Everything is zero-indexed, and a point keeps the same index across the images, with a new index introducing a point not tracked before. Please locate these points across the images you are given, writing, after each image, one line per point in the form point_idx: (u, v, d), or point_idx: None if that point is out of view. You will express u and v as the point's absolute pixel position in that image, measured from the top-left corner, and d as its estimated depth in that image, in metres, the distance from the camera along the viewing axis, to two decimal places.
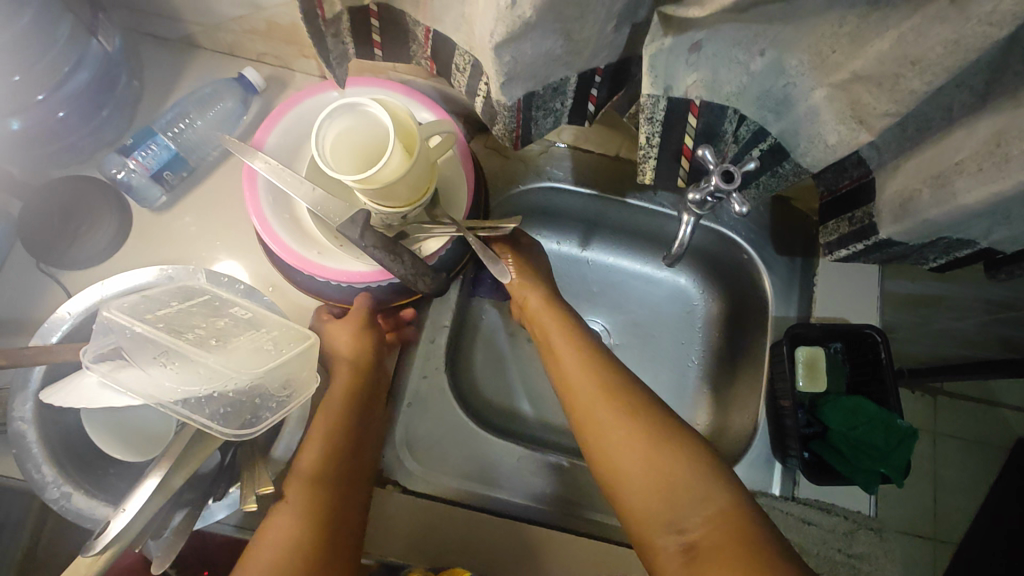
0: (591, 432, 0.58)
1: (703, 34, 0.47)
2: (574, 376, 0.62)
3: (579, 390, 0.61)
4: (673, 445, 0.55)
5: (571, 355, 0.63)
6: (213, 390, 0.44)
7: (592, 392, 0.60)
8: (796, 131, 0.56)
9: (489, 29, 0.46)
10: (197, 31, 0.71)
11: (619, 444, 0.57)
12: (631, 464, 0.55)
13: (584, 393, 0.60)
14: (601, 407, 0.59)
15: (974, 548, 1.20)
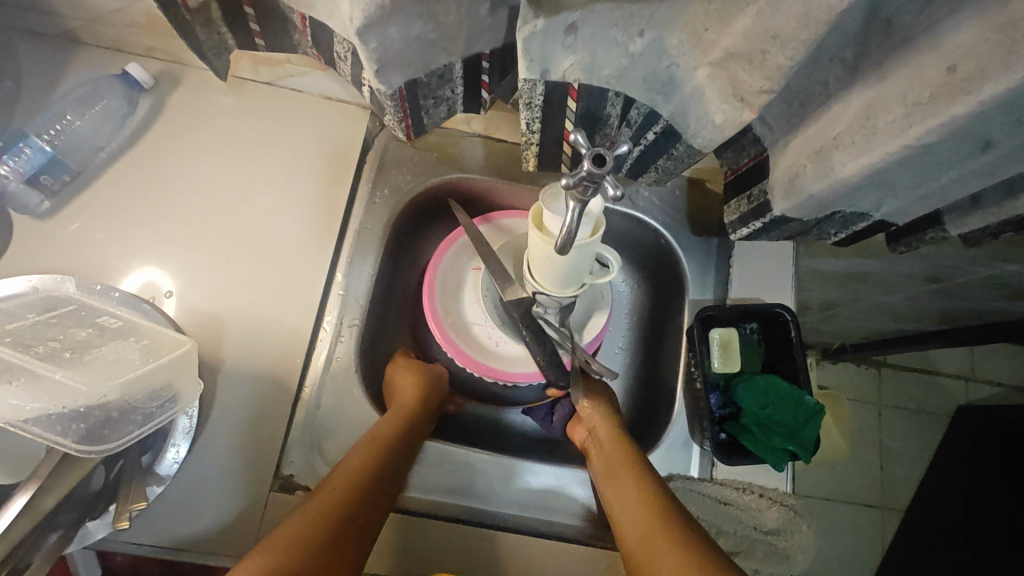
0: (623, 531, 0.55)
1: (577, 16, 0.46)
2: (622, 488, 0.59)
3: (624, 501, 0.58)
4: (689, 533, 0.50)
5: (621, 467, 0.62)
6: (66, 407, 0.41)
7: (633, 499, 0.57)
8: (685, 112, 0.55)
9: (349, 14, 0.44)
10: (77, 25, 0.67)
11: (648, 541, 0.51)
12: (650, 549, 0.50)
13: (627, 501, 0.57)
14: (639, 505, 0.56)
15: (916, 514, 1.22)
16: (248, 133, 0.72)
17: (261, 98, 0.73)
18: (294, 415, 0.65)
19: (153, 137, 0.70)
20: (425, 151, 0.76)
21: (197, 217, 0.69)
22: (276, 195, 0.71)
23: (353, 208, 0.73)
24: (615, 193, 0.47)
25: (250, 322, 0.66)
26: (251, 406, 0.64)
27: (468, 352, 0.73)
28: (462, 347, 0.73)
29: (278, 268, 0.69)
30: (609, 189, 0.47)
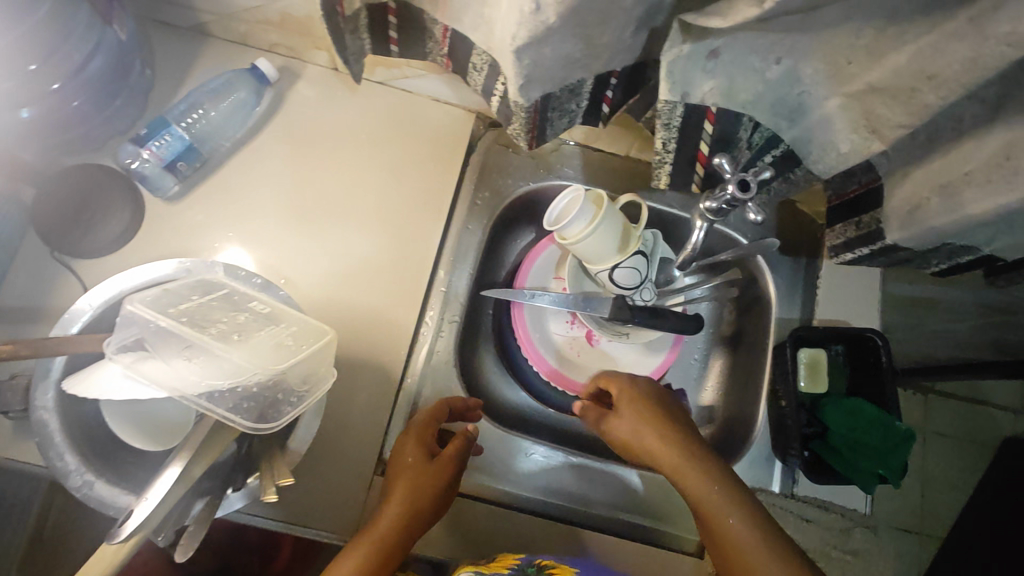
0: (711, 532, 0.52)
1: (720, 43, 0.48)
2: (689, 482, 0.54)
3: (698, 499, 0.53)
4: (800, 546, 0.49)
5: (672, 461, 0.56)
6: (235, 385, 0.45)
7: (703, 504, 0.53)
8: (808, 139, 0.57)
9: (512, 32, 0.46)
10: (210, 20, 0.71)
11: (751, 545, 0.49)
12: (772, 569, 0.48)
13: (703, 503, 0.53)
14: (714, 502, 0.52)
15: None
16: (359, 131, 0.75)
17: (373, 97, 0.76)
18: (397, 403, 0.68)
19: (272, 129, 0.73)
20: (525, 156, 0.78)
21: (311, 210, 0.72)
22: (384, 188, 0.74)
23: (455, 208, 0.76)
24: (758, 217, 0.52)
25: (358, 313, 0.70)
26: (357, 392, 0.67)
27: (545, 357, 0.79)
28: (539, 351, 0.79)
29: (385, 262, 0.72)
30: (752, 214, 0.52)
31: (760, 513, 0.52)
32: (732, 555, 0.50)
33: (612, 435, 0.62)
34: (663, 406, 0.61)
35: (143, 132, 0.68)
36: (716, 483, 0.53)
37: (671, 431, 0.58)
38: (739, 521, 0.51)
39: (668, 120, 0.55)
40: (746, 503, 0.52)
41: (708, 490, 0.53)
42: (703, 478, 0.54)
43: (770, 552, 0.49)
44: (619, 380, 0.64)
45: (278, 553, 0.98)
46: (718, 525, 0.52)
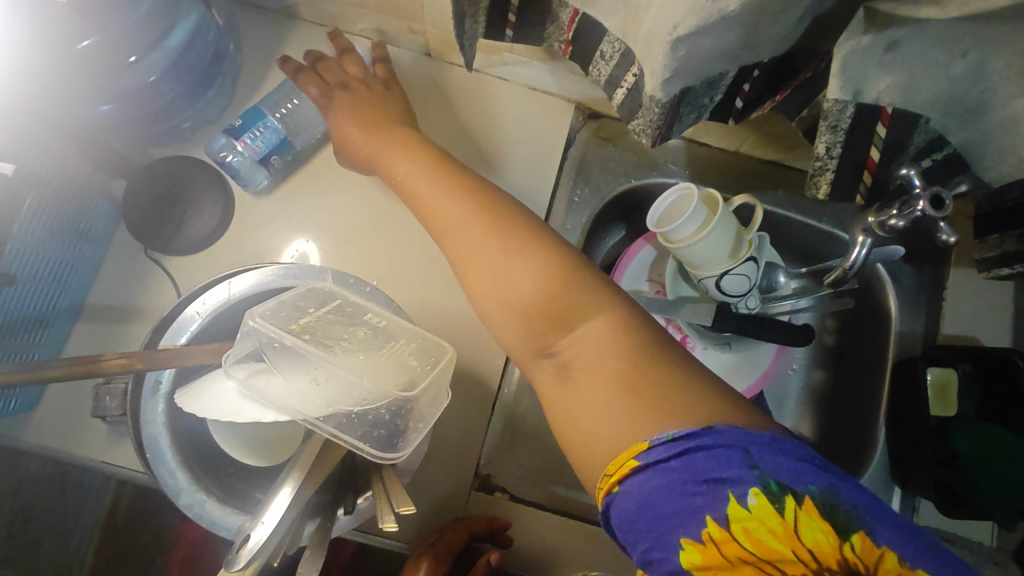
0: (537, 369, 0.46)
1: (904, 32, 0.42)
2: (513, 271, 0.47)
3: (534, 294, 0.46)
4: (644, 369, 0.41)
5: (518, 228, 0.49)
6: (361, 410, 0.42)
7: (548, 301, 0.45)
8: (983, 142, 0.50)
9: (673, 20, 0.41)
10: (301, 2, 0.66)
11: (614, 404, 0.40)
12: (600, 414, 0.41)
13: (526, 291, 0.46)
14: (596, 339, 0.44)
15: None
16: (452, 122, 0.71)
17: (465, 87, 0.71)
18: (494, 414, 0.64)
19: None
20: (627, 152, 0.72)
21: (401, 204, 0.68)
22: None
23: (552, 207, 0.71)
24: (954, 239, 0.54)
25: (452, 318, 0.65)
26: (451, 403, 0.64)
27: None
28: None
29: None
30: (947, 235, 0.54)
31: (626, 319, 0.45)
32: (637, 388, 0.41)
33: (443, 246, 0.52)
34: (498, 203, 0.51)
35: (237, 122, 0.64)
36: (609, 307, 0.45)
37: (518, 260, 0.47)
38: (593, 326, 0.44)
39: (839, 122, 0.49)
40: (614, 309, 0.45)
41: (541, 281, 0.46)
42: (518, 256, 0.47)
43: (657, 371, 0.41)
44: (457, 175, 0.54)
45: (343, 550, 0.97)
46: (583, 354, 0.44)
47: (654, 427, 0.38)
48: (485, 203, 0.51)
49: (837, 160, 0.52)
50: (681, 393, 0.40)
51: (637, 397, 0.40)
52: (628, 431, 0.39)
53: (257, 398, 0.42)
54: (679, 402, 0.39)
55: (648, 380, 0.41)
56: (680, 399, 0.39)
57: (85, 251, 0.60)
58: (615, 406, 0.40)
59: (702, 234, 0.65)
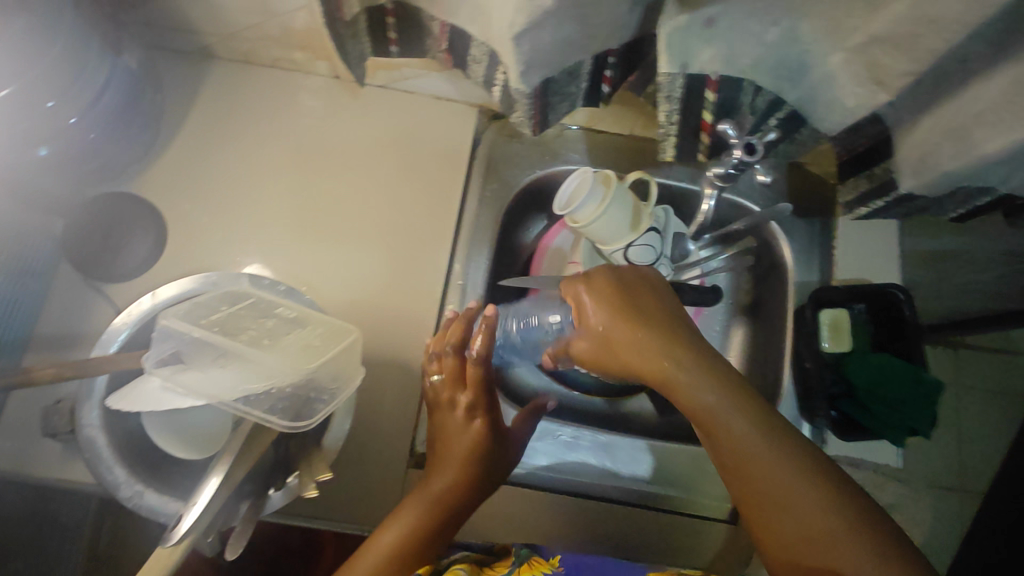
0: (733, 471, 0.44)
1: (717, 10, 0.48)
2: (683, 386, 0.46)
3: (716, 413, 0.44)
4: (803, 463, 0.43)
5: (667, 327, 0.49)
6: (270, 386, 0.46)
7: (732, 428, 0.44)
8: (813, 98, 0.57)
9: (509, 20, 0.47)
10: (214, 41, 0.72)
11: (794, 533, 0.41)
12: (779, 477, 0.42)
13: (701, 394, 0.45)
14: (740, 434, 0.44)
15: None
16: (365, 135, 0.77)
17: (376, 102, 0.78)
18: (425, 396, 0.70)
19: (281, 143, 0.75)
20: (531, 144, 0.78)
21: (323, 217, 0.74)
22: (372, 173, 0.76)
23: (466, 202, 0.76)
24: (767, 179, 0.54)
25: (379, 312, 0.71)
26: (386, 390, 0.69)
27: None
28: None
29: (389, 241, 0.74)
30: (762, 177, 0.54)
31: (810, 449, 0.44)
32: (808, 542, 0.41)
33: (597, 356, 0.52)
34: (656, 309, 0.51)
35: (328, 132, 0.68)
36: (773, 440, 0.43)
37: (653, 334, 0.48)
38: (762, 447, 0.43)
39: (671, 92, 0.56)
40: (799, 443, 0.44)
41: (722, 401, 0.44)
42: (688, 361, 0.46)
43: (806, 488, 0.42)
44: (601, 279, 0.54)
45: (321, 556, 1.00)
46: (780, 487, 0.42)
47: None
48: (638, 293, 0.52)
49: (675, 127, 0.60)
50: (856, 543, 0.40)
51: (800, 534, 0.41)
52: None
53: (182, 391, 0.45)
54: (835, 542, 0.40)
55: (851, 518, 0.41)
56: (889, 561, 0.39)
57: (28, 288, 0.64)
58: (840, 575, 0.39)
59: (599, 213, 0.70)
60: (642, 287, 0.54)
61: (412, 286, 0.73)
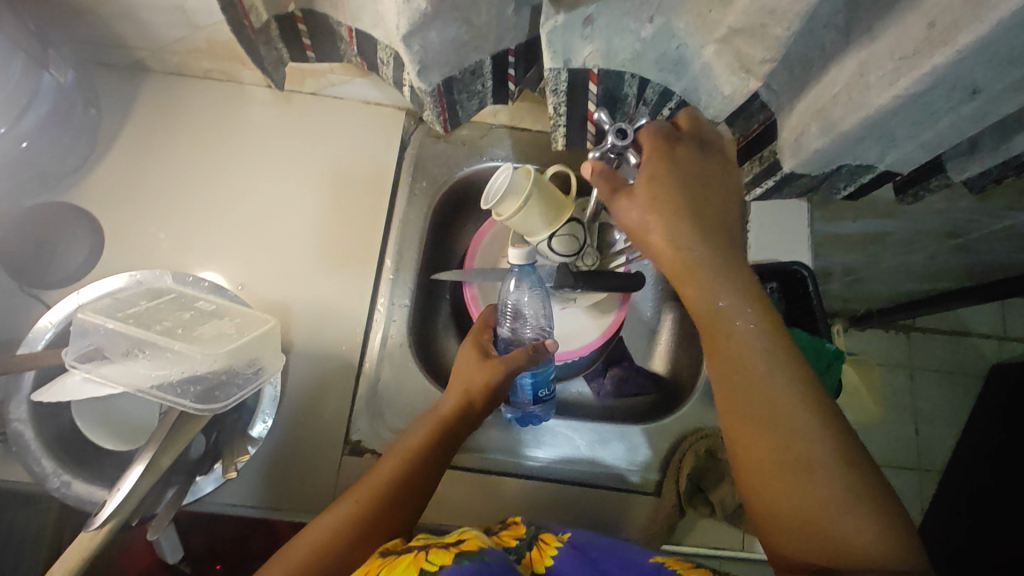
0: (740, 379, 0.52)
1: (593, 9, 0.52)
2: (727, 308, 0.54)
3: (740, 327, 0.53)
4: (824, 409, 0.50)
5: (718, 217, 0.58)
6: (182, 371, 0.49)
7: (750, 340, 0.53)
8: (696, 87, 0.61)
9: (396, 22, 0.51)
10: (146, 55, 0.76)
11: (766, 434, 0.50)
12: (773, 405, 0.50)
13: (714, 290, 0.54)
14: (772, 368, 0.51)
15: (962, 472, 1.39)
16: (298, 141, 0.80)
17: (308, 109, 0.81)
18: (359, 386, 0.73)
19: (216, 151, 0.79)
20: (458, 144, 0.82)
21: (257, 219, 0.77)
22: (304, 176, 0.79)
23: (396, 201, 0.80)
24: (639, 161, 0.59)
25: (314, 306, 0.74)
26: (322, 381, 0.72)
27: None
28: None
29: (321, 238, 0.77)
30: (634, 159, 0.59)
31: (807, 374, 0.51)
32: (762, 417, 0.50)
33: (631, 215, 0.59)
34: (705, 187, 0.58)
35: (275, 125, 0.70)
36: (781, 365, 0.51)
37: (716, 265, 0.55)
38: (775, 374, 0.51)
39: (556, 87, 0.61)
40: (802, 365, 0.52)
41: (756, 323, 0.53)
42: (712, 276, 0.55)
43: (807, 420, 0.49)
44: (676, 146, 0.58)
45: None
46: (764, 382, 0.51)
47: (811, 479, 0.48)
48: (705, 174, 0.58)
49: (564, 118, 0.66)
50: (820, 450, 0.48)
51: (769, 421, 0.50)
52: (765, 465, 0.50)
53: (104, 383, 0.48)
54: (795, 437, 0.49)
55: (829, 441, 0.49)
56: (841, 477, 0.47)
57: None
58: (768, 445, 0.50)
59: (519, 207, 0.74)
60: (678, 146, 0.58)
61: (346, 280, 0.76)
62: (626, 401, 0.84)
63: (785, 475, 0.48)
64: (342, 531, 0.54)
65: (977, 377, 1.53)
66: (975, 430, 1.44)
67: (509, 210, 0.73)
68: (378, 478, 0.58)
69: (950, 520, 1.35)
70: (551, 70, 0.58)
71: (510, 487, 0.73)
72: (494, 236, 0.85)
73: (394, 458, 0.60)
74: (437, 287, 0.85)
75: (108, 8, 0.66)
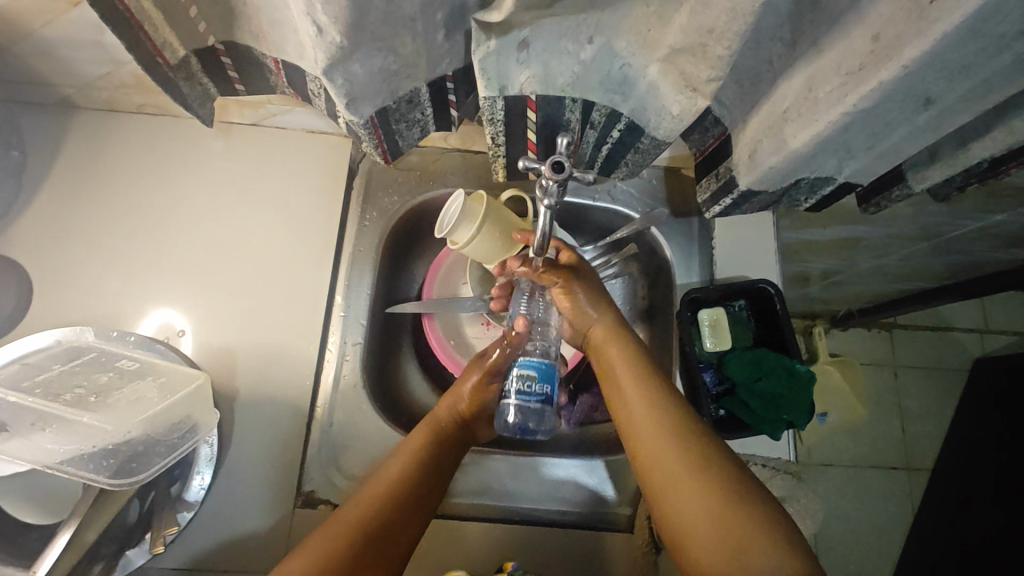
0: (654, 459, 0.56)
1: (526, 32, 0.49)
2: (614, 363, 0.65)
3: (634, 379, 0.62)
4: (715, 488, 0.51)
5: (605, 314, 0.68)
6: (93, 445, 0.45)
7: (645, 406, 0.59)
8: (644, 108, 0.58)
9: (314, 56, 0.48)
10: (71, 92, 0.72)
11: (670, 477, 0.53)
12: (681, 481, 0.53)
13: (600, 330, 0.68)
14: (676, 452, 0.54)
15: (951, 471, 1.38)
16: (239, 174, 0.77)
17: (249, 140, 0.78)
18: (310, 433, 0.69)
19: (153, 190, 0.75)
20: (408, 171, 0.79)
21: (199, 259, 0.73)
22: (247, 212, 0.76)
23: (344, 233, 0.77)
24: (554, 201, 0.54)
25: (261, 349, 0.70)
26: (271, 427, 0.68)
27: (458, 357, 0.79)
28: (460, 358, 0.80)
29: (266, 276, 0.73)
30: (556, 196, 0.54)
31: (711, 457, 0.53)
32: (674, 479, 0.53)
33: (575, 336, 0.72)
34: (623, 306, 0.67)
35: None
36: (667, 417, 0.58)
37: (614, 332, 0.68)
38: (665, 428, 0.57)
39: (495, 116, 0.58)
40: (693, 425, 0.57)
41: (639, 391, 0.61)
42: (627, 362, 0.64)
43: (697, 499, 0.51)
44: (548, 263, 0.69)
45: None
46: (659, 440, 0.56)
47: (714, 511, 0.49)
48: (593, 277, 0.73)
49: (503, 147, 0.63)
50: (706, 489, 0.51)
51: (671, 484, 0.53)
52: (675, 512, 0.52)
53: (10, 461, 0.44)
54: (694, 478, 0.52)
55: (723, 481, 0.51)
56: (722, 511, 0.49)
57: None
58: (675, 494, 0.52)
59: (474, 233, 0.71)
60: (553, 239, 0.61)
61: (294, 319, 0.72)
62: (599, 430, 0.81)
63: (691, 524, 0.50)
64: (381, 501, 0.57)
65: (960, 373, 1.52)
66: (961, 427, 1.42)
67: (462, 239, 0.70)
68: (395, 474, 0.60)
69: (940, 522, 1.33)
70: (488, 98, 0.55)
71: (480, 533, 0.69)
72: (452, 264, 0.82)
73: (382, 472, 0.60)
74: (395, 320, 0.81)
75: (22, 46, 0.63)
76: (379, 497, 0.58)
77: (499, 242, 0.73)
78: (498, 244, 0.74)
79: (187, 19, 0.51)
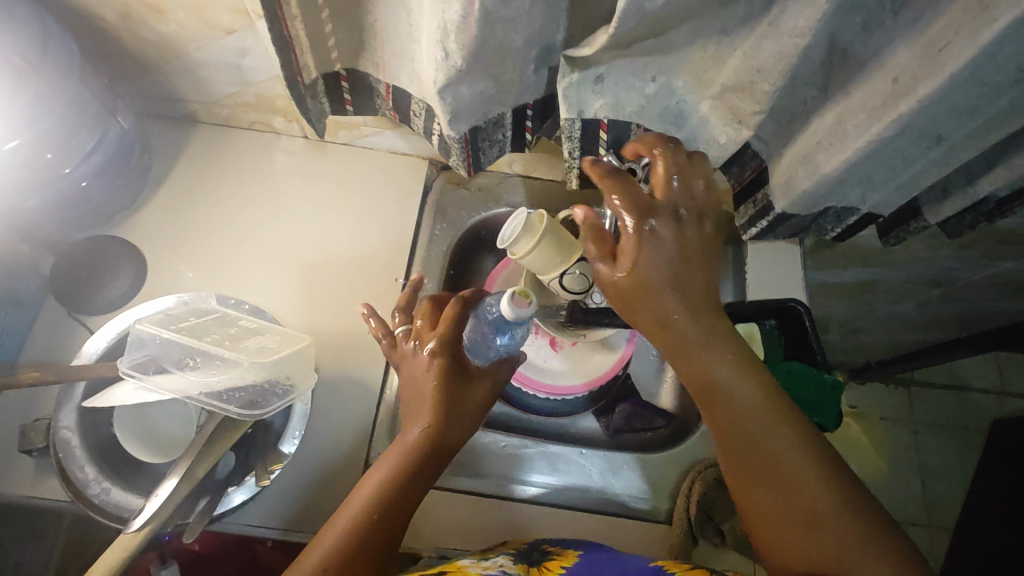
0: (761, 491, 0.54)
1: (603, 68, 0.60)
2: (719, 375, 0.55)
3: (736, 397, 0.55)
4: (833, 530, 0.51)
5: (694, 278, 0.56)
6: (228, 380, 0.54)
7: (757, 414, 0.54)
8: (695, 137, 0.69)
9: (434, 77, 0.59)
10: (198, 108, 0.84)
11: (778, 511, 0.53)
12: (799, 524, 0.52)
13: (662, 307, 0.55)
14: (793, 484, 0.53)
15: (975, 531, 1.38)
16: (329, 185, 0.87)
17: (339, 157, 0.89)
18: (379, 414, 0.75)
19: (254, 194, 0.86)
20: (476, 191, 0.90)
21: (290, 254, 0.83)
22: (333, 216, 0.86)
23: (418, 240, 0.86)
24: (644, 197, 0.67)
25: (340, 335, 0.79)
26: (345, 405, 0.75)
27: None
28: None
29: (347, 272, 0.83)
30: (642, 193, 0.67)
31: (820, 463, 0.53)
32: (796, 520, 0.52)
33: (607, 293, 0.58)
34: (703, 297, 0.56)
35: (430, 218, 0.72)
36: (787, 428, 0.54)
37: (689, 321, 0.55)
38: (796, 451, 0.53)
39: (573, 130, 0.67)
40: (816, 445, 0.54)
41: (746, 386, 0.55)
42: (705, 337, 0.55)
43: (832, 544, 0.50)
44: (627, 193, 0.55)
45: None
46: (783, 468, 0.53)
47: (854, 544, 0.50)
48: (705, 234, 0.57)
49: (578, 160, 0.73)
50: (840, 519, 0.51)
51: (805, 520, 0.52)
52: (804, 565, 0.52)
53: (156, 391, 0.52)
54: (822, 526, 0.51)
55: (852, 520, 0.51)
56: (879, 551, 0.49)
57: (17, 315, 0.72)
58: (795, 529, 0.52)
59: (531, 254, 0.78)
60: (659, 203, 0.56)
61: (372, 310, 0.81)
62: (636, 438, 0.87)
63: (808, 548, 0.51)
64: (369, 520, 0.56)
65: (978, 430, 1.54)
66: (983, 484, 1.43)
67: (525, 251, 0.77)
68: (384, 480, 0.58)
69: None
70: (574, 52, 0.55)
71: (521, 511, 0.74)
72: (508, 276, 0.90)
73: (386, 466, 0.59)
74: None
75: (173, 66, 0.75)
76: (380, 505, 0.57)
77: (555, 257, 0.80)
78: (554, 259, 0.80)
79: (327, 48, 0.63)
